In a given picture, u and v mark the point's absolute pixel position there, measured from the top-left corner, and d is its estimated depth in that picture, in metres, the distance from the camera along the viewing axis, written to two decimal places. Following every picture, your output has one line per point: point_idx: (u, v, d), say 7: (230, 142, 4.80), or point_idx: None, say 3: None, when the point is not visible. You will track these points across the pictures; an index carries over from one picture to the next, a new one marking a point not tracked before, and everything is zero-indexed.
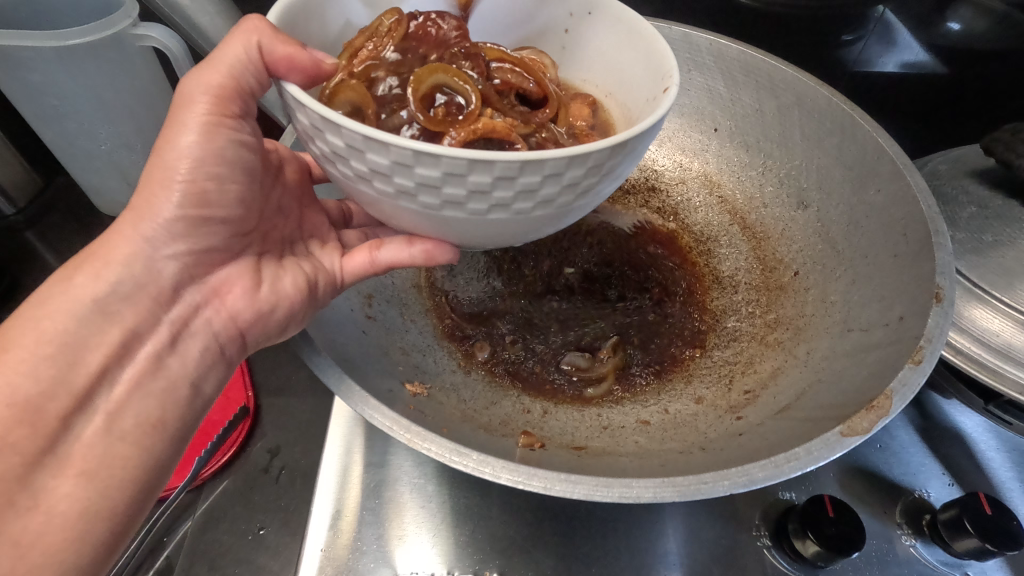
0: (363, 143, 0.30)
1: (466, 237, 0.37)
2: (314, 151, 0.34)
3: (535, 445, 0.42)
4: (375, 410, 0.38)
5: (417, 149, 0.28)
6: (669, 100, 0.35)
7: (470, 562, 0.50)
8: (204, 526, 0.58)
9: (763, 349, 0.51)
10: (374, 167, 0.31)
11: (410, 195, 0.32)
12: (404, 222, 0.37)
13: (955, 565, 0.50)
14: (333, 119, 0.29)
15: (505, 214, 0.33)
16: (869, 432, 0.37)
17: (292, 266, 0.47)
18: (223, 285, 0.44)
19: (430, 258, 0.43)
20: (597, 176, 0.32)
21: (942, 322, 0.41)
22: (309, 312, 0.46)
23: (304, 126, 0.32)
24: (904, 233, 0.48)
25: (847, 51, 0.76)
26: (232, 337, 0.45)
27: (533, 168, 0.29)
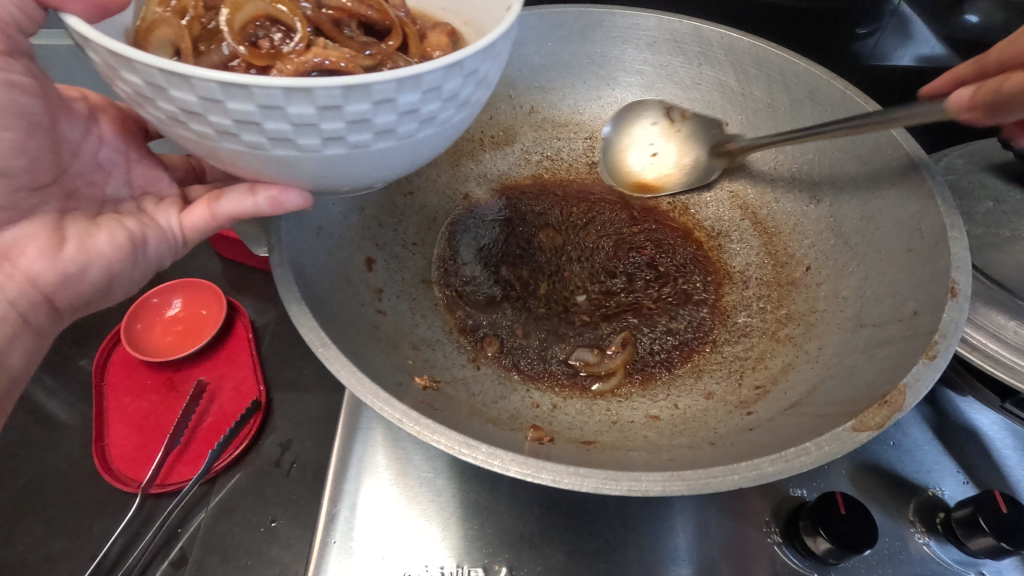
0: (163, 78, 0.28)
1: (316, 181, 0.36)
2: (121, 94, 0.32)
3: (544, 439, 0.42)
4: (384, 402, 0.38)
5: (218, 79, 0.27)
6: (512, 20, 0.34)
7: (480, 555, 0.50)
8: (217, 518, 0.59)
9: (773, 345, 0.51)
10: (184, 106, 0.30)
11: (233, 135, 0.31)
12: (241, 170, 0.36)
13: (970, 564, 0.50)
14: (121, 54, 0.28)
15: (342, 148, 0.32)
16: (882, 427, 0.37)
17: (110, 223, 0.47)
18: (14, 246, 0.43)
19: (277, 204, 0.40)
20: (436, 102, 0.32)
21: (957, 317, 0.40)
22: (128, 266, 0.47)
23: (100, 67, 0.30)
24: (919, 228, 0.47)
25: (861, 45, 0.76)
26: (35, 303, 0.44)
27: (359, 94, 0.28)
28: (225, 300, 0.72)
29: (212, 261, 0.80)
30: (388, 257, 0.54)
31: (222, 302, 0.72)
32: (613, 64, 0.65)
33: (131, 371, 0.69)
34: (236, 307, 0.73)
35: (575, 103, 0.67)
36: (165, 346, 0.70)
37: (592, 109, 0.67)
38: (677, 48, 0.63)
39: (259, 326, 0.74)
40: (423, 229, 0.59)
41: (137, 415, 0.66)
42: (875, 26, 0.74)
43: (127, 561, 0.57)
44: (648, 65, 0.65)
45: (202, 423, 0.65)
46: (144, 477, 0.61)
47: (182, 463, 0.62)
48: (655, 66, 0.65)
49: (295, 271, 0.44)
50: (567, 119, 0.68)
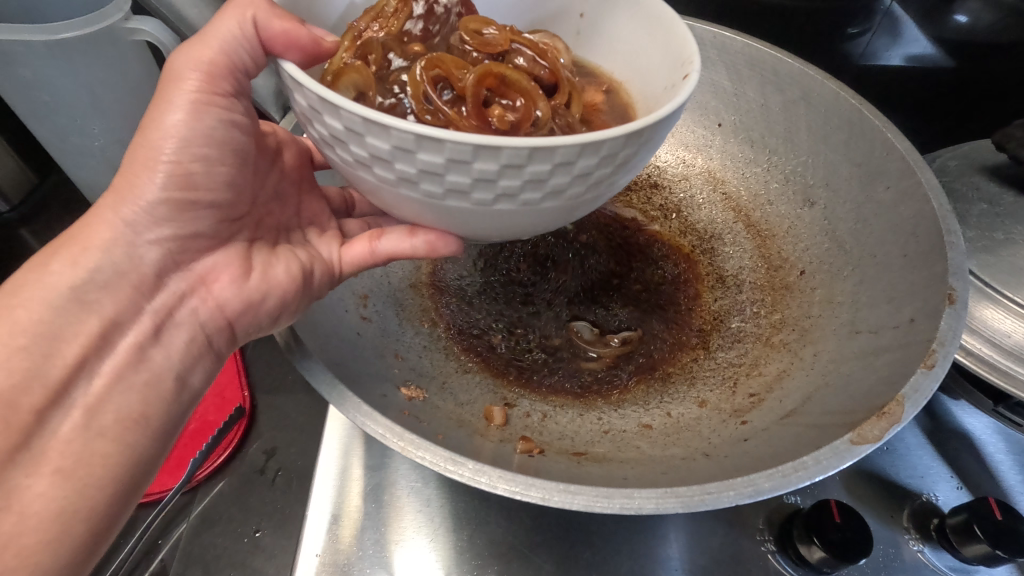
0: (363, 126, 0.28)
1: (471, 229, 0.35)
2: (315, 135, 0.33)
3: (534, 451, 0.41)
4: (367, 417, 0.37)
5: (417, 132, 0.27)
6: (692, 86, 0.33)
7: (469, 566, 0.49)
8: (199, 529, 0.58)
9: (768, 351, 0.49)
10: (375, 152, 0.30)
11: (411, 183, 0.31)
12: (405, 213, 0.36)
13: (963, 571, 0.49)
14: (333, 102, 0.28)
15: (511, 205, 0.31)
16: (880, 440, 0.36)
17: (286, 254, 0.45)
18: (209, 272, 0.43)
19: (432, 249, 0.41)
20: (610, 167, 0.30)
21: (955, 324, 0.40)
22: (304, 300, 0.45)
23: (302, 108, 0.31)
24: (915, 233, 0.46)
25: (853, 44, 0.74)
26: (220, 327, 0.44)
27: (542, 155, 0.27)
28: None
29: None
30: None
31: None
32: None
33: None
34: None
35: None
36: None
37: None
38: None
39: None
40: None
41: None
42: (866, 26, 0.72)
43: (107, 569, 0.56)
44: None
45: (184, 428, 0.64)
46: None
47: (164, 471, 0.61)
48: None
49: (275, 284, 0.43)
50: None
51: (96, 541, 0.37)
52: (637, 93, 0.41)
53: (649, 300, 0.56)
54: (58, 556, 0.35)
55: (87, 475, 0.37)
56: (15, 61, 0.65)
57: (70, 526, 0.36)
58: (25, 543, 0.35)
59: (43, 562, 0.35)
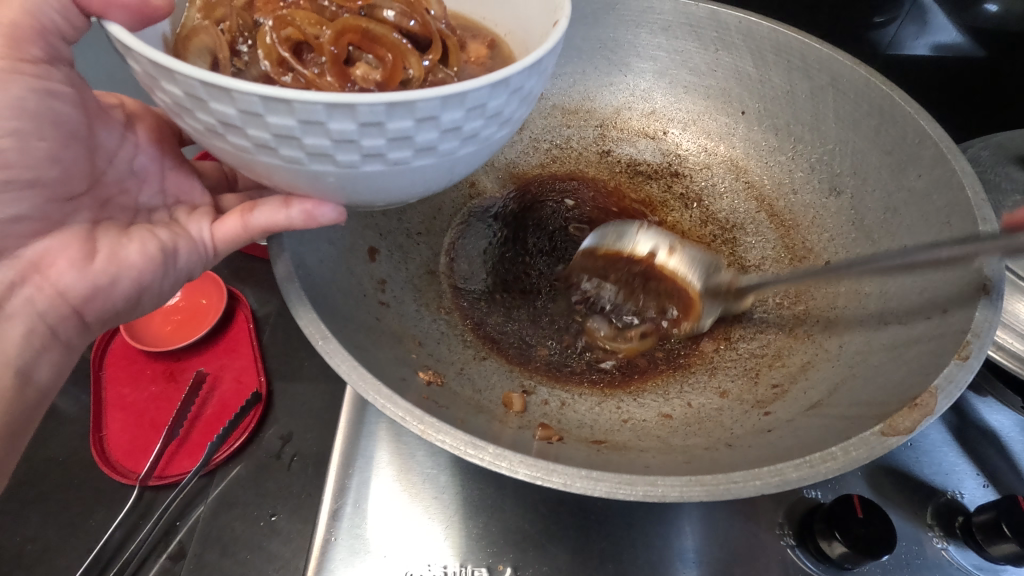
0: (204, 91, 0.27)
1: (350, 196, 0.35)
2: (161, 104, 0.31)
3: (552, 437, 0.41)
4: (387, 399, 0.37)
5: (260, 93, 0.25)
6: (559, 32, 0.32)
7: (483, 554, 0.49)
8: (216, 510, 0.58)
9: (790, 342, 0.49)
10: (223, 119, 0.28)
11: (270, 149, 0.30)
12: (279, 184, 0.34)
13: (989, 570, 0.48)
14: (165, 65, 0.26)
15: (382, 164, 0.31)
16: (913, 432, 0.35)
17: (141, 234, 0.45)
18: (45, 257, 0.43)
19: (310, 218, 0.39)
20: (479, 120, 0.30)
21: (991, 316, 0.38)
22: (158, 278, 0.46)
23: (140, 76, 0.29)
24: (949, 222, 0.45)
25: (879, 33, 0.72)
26: (65, 316, 0.44)
27: (401, 111, 0.27)
28: (225, 290, 0.71)
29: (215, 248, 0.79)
30: (391, 246, 0.52)
31: (222, 292, 0.71)
32: (626, 49, 0.63)
33: (130, 361, 0.67)
34: (236, 297, 0.72)
35: (585, 90, 0.65)
36: (165, 336, 0.69)
37: (604, 96, 0.65)
38: (694, 33, 0.61)
39: (260, 315, 0.72)
40: (426, 218, 0.56)
41: (135, 409, 0.64)
42: (893, 14, 0.71)
43: (129, 547, 0.57)
44: (662, 50, 0.62)
45: (202, 414, 0.64)
46: (141, 468, 0.60)
47: (182, 455, 0.61)
48: (671, 51, 0.62)
49: (298, 269, 0.42)
50: (577, 106, 0.65)
51: None
52: (522, 44, 0.39)
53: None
54: None
55: None
56: None
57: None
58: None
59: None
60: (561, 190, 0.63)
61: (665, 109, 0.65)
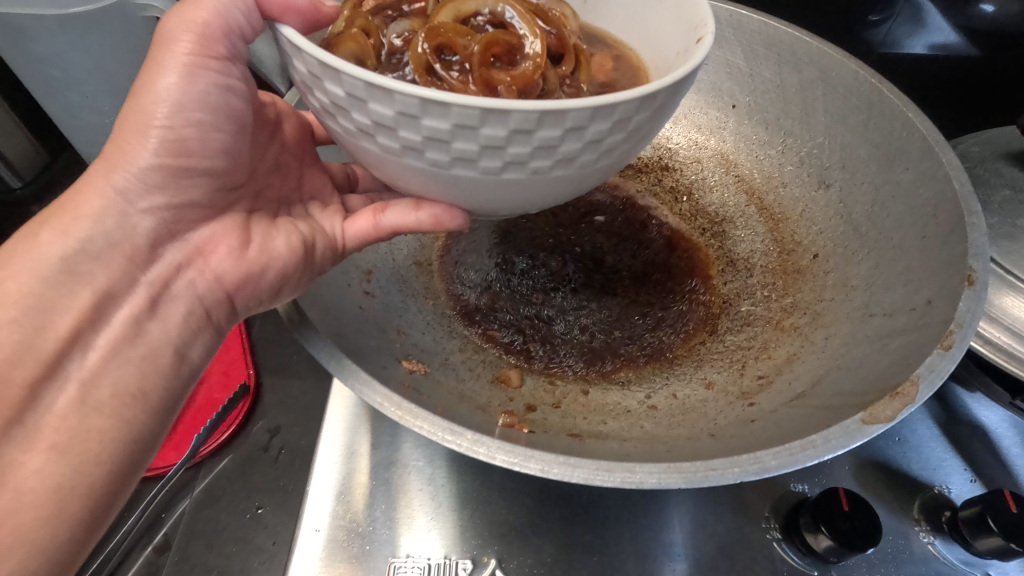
0: (366, 91, 0.27)
1: (474, 201, 0.35)
2: (315, 103, 0.31)
3: (518, 425, 0.40)
4: (366, 384, 0.36)
5: (423, 96, 0.26)
6: (704, 51, 0.32)
7: (470, 546, 0.48)
8: (202, 503, 0.58)
9: (777, 334, 0.48)
10: (377, 119, 0.29)
11: (417, 152, 0.30)
12: (410, 185, 0.35)
13: (976, 565, 0.48)
14: (333, 66, 0.27)
15: (519, 172, 0.31)
16: (893, 420, 0.35)
17: (286, 226, 0.45)
18: (208, 243, 0.43)
19: (438, 223, 0.39)
20: (621, 133, 0.30)
21: (974, 307, 0.38)
22: (306, 274, 0.44)
23: (302, 75, 0.30)
24: (935, 214, 0.45)
25: (872, 32, 0.72)
26: (219, 300, 0.43)
27: (552, 119, 0.27)
28: None
29: None
30: None
31: None
32: None
33: None
34: None
35: None
36: None
37: None
38: None
39: (252, 310, 0.72)
40: None
41: None
42: (888, 12, 0.70)
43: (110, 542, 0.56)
44: None
45: (191, 406, 0.64)
46: None
47: (169, 446, 0.61)
48: None
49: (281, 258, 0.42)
50: None
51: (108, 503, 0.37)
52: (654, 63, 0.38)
53: (657, 283, 0.55)
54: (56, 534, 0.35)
55: (83, 451, 0.36)
56: (27, 37, 0.65)
57: (63, 504, 0.35)
58: (21, 518, 0.34)
59: (37, 538, 0.34)
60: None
61: None
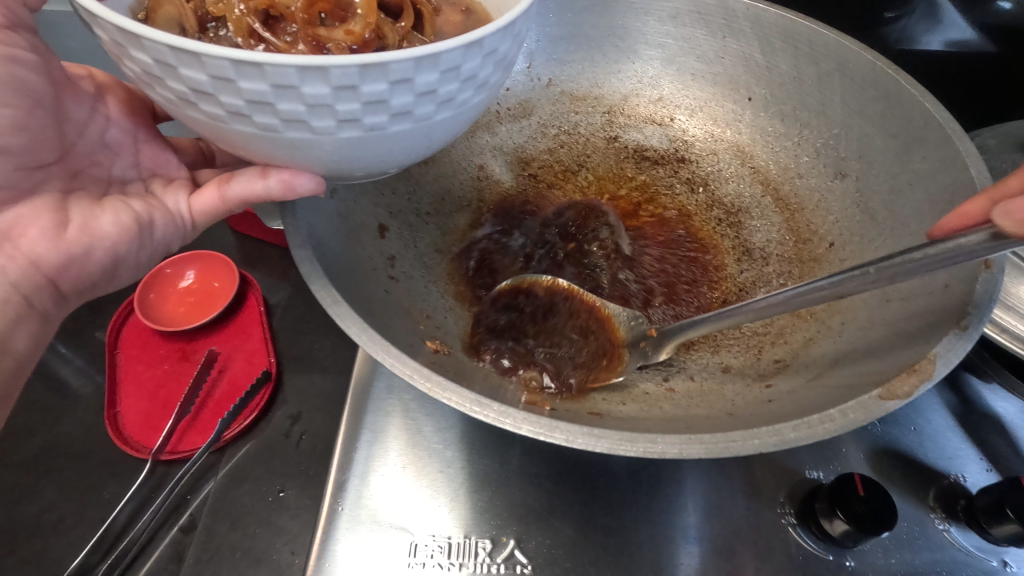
0: (173, 56, 0.27)
1: (329, 168, 0.35)
2: (130, 74, 0.31)
3: (542, 404, 0.41)
4: (396, 358, 0.37)
5: (231, 57, 0.26)
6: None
7: (489, 526, 0.49)
8: (227, 486, 0.59)
9: (793, 320, 0.49)
10: (194, 86, 0.29)
11: (244, 117, 0.30)
12: (254, 155, 0.35)
13: (992, 552, 0.48)
14: (132, 31, 0.27)
15: (358, 131, 0.31)
16: (912, 396, 0.35)
17: (116, 205, 0.46)
18: (15, 226, 0.42)
19: (289, 187, 0.38)
20: (453, 83, 0.31)
21: (992, 288, 0.39)
22: (133, 248, 0.46)
23: (108, 45, 0.30)
24: (952, 201, 0.46)
25: (887, 29, 0.73)
26: (38, 285, 0.43)
27: (374, 73, 0.27)
28: (237, 273, 0.72)
29: (223, 234, 0.80)
30: (401, 225, 0.53)
31: (234, 275, 0.72)
32: (634, 36, 0.64)
33: (143, 341, 0.69)
34: (248, 281, 0.73)
35: (593, 77, 0.66)
36: (178, 316, 0.70)
37: (611, 83, 0.66)
38: (701, 20, 0.61)
39: (271, 302, 0.73)
40: (437, 198, 0.57)
41: (150, 384, 0.66)
42: (904, 10, 0.71)
43: (135, 527, 0.57)
44: (670, 38, 0.63)
45: (213, 392, 0.65)
46: (154, 443, 0.62)
47: (193, 431, 0.62)
48: (678, 39, 0.63)
49: (312, 240, 0.43)
50: (586, 92, 0.66)
51: None
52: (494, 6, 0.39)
53: (669, 275, 0.56)
54: None
55: None
56: None
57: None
58: None
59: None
60: (556, 309, 0.49)
61: (672, 96, 0.65)
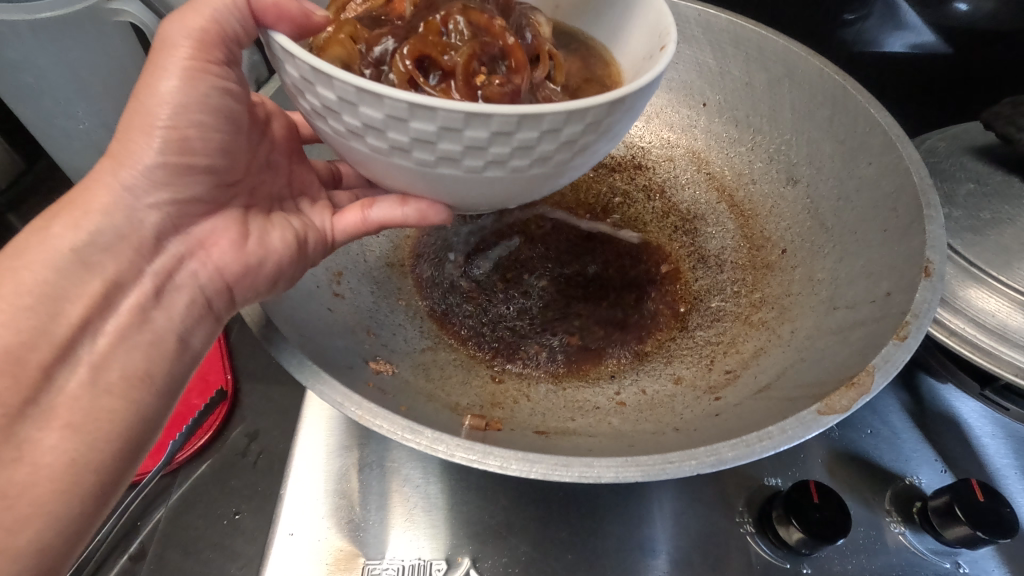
0: (356, 95, 0.28)
1: (459, 198, 0.36)
2: (304, 106, 0.32)
3: (486, 426, 0.40)
4: (326, 384, 0.37)
5: (411, 101, 0.26)
6: (669, 57, 0.32)
7: (444, 546, 0.48)
8: (179, 511, 0.57)
9: (746, 329, 0.48)
10: (367, 122, 0.29)
11: (404, 152, 0.30)
12: (395, 182, 0.35)
13: (945, 554, 0.49)
14: (325, 71, 0.27)
15: (501, 172, 0.31)
16: (848, 410, 0.35)
17: (281, 222, 0.45)
18: (208, 237, 0.43)
19: (422, 217, 0.40)
20: (596, 135, 0.30)
21: (930, 296, 0.39)
22: (298, 267, 0.45)
23: (293, 80, 0.30)
24: (895, 207, 0.46)
25: (844, 31, 0.73)
26: (219, 290, 0.43)
27: (531, 123, 0.27)
28: None
29: None
30: None
31: None
32: None
33: None
34: None
35: None
36: None
37: None
38: None
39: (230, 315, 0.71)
40: None
41: None
42: (862, 12, 0.71)
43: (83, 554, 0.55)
44: None
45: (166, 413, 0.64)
46: None
47: (145, 455, 0.61)
48: None
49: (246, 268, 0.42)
50: None
51: (108, 490, 0.37)
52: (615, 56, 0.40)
53: (619, 287, 0.55)
54: (73, 504, 0.35)
55: (93, 434, 0.36)
56: (5, 43, 0.64)
57: (82, 475, 0.35)
58: (21, 506, 0.33)
59: (57, 508, 0.34)
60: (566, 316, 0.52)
61: None
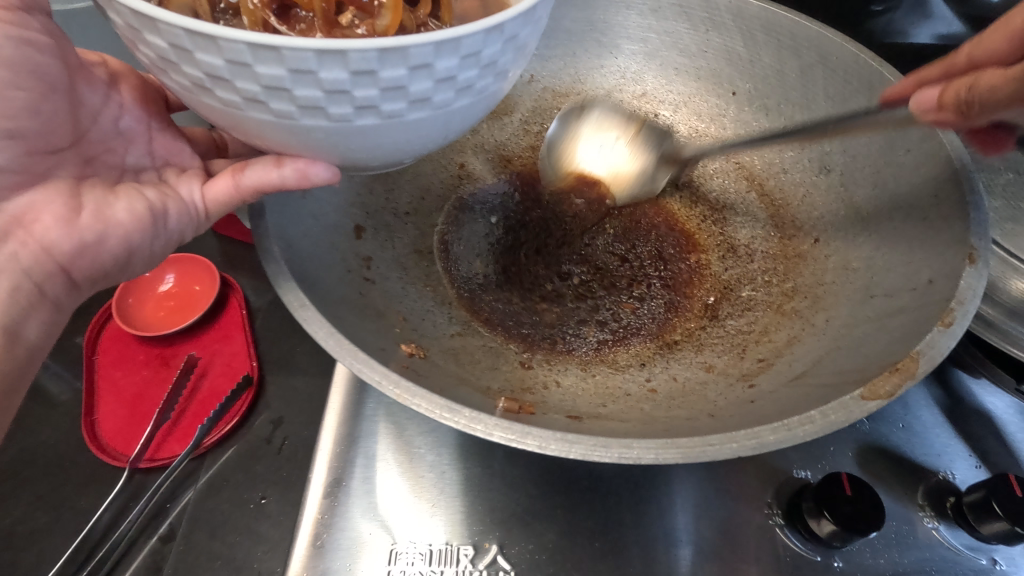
0: (189, 40, 0.26)
1: (342, 155, 0.34)
2: (144, 60, 0.30)
3: (521, 410, 0.40)
4: (364, 364, 0.37)
5: (247, 40, 0.25)
6: None
7: (470, 532, 0.48)
8: (206, 494, 0.58)
9: (777, 318, 0.48)
10: (210, 71, 0.27)
11: (261, 103, 0.29)
12: (270, 143, 0.34)
13: (981, 550, 0.48)
14: (148, 13, 0.25)
15: (376, 118, 0.30)
16: (893, 396, 0.35)
17: (131, 192, 0.44)
18: (28, 212, 0.41)
19: (302, 176, 0.38)
20: (474, 68, 0.29)
21: (976, 283, 0.38)
22: (151, 238, 0.45)
23: (122, 29, 0.28)
24: (937, 195, 0.45)
25: (873, 22, 0.72)
26: (50, 273, 0.42)
27: (393, 57, 0.26)
28: (217, 274, 0.71)
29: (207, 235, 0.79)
30: (377, 225, 0.52)
31: (215, 278, 0.71)
32: (615, 31, 0.63)
33: (123, 345, 0.68)
34: (230, 284, 0.72)
35: (575, 73, 0.65)
36: (157, 320, 0.69)
37: (594, 79, 0.65)
38: (684, 14, 0.60)
39: (254, 304, 0.72)
40: (415, 198, 0.56)
41: (129, 391, 0.65)
42: (890, 3, 0.72)
43: (115, 532, 0.56)
44: (652, 32, 0.62)
45: (193, 397, 0.64)
46: (132, 451, 0.60)
47: (172, 438, 0.61)
48: (661, 33, 0.62)
49: (282, 249, 0.42)
50: (568, 88, 0.65)
51: None
52: None
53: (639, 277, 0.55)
54: None
55: None
56: None
57: None
58: None
59: None
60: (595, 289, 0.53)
61: (655, 91, 0.64)
